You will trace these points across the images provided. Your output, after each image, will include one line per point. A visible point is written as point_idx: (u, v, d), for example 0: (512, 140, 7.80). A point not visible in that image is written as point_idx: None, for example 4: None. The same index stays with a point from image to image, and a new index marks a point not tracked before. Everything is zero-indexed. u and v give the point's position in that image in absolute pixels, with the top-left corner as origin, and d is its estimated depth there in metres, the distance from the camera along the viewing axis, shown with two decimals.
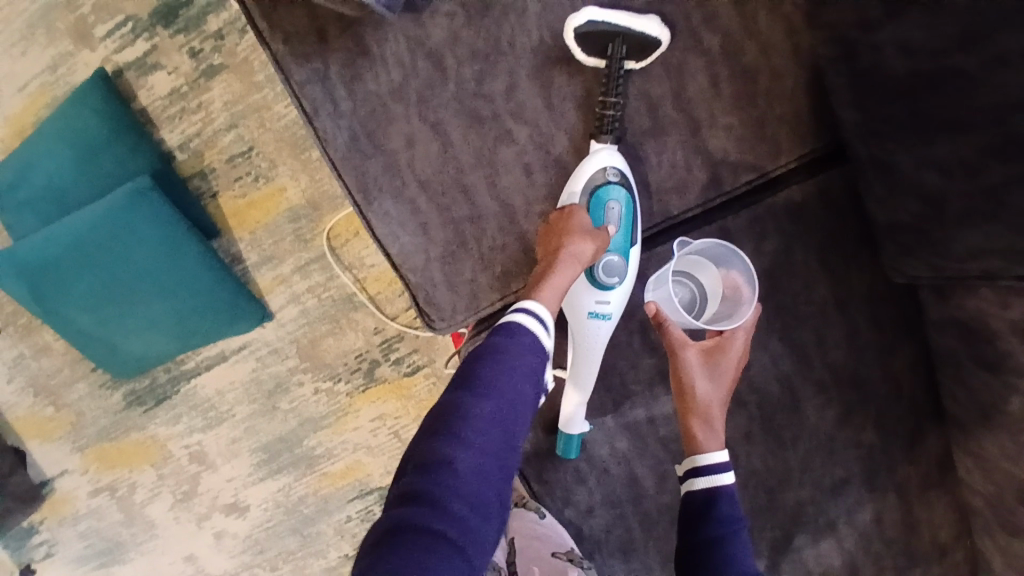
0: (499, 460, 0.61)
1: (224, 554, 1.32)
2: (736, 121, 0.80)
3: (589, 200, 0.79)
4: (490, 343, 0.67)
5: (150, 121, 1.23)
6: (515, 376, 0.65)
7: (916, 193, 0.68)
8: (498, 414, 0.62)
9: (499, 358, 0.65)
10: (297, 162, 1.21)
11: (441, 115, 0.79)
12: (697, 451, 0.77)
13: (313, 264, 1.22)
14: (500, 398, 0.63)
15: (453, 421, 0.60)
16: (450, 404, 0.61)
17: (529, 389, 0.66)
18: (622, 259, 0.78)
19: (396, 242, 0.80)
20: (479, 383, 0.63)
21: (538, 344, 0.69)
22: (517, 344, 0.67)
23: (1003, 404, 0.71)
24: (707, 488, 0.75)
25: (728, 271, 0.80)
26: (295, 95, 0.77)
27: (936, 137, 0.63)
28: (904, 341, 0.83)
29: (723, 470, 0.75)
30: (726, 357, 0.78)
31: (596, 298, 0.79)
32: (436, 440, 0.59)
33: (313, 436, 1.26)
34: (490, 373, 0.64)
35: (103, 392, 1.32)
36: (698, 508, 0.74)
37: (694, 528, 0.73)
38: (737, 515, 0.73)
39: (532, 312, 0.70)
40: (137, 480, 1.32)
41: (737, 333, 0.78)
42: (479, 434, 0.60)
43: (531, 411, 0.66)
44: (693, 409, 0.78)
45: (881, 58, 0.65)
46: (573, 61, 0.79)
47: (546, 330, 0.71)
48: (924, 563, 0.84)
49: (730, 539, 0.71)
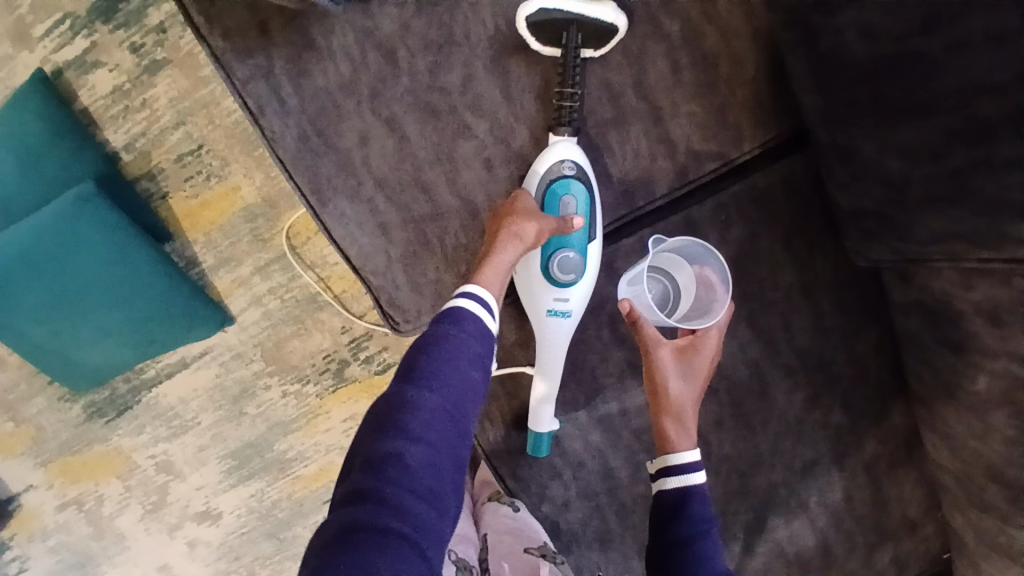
0: (449, 449, 0.59)
1: (198, 562, 1.28)
2: (699, 109, 0.79)
3: (546, 193, 0.77)
4: (434, 332, 0.64)
5: (92, 121, 1.16)
6: (462, 364, 0.62)
7: (880, 178, 0.69)
8: (445, 404, 0.60)
9: (445, 347, 0.62)
10: (250, 159, 1.15)
11: (395, 111, 0.76)
12: (671, 450, 0.76)
13: (273, 265, 1.18)
14: (446, 386, 0.61)
15: (399, 415, 0.58)
16: (395, 397, 0.59)
17: (477, 375, 0.63)
18: (580, 255, 0.77)
19: (355, 244, 0.77)
20: (424, 375, 0.60)
21: (483, 330, 0.67)
22: (461, 332, 0.64)
23: (970, 383, 0.73)
24: (679, 488, 0.74)
25: (703, 268, 0.79)
26: (239, 93, 0.73)
27: (898, 121, 0.64)
28: (868, 323, 0.84)
29: (695, 469, 0.75)
30: (698, 356, 0.77)
31: (554, 295, 0.78)
32: (383, 435, 0.57)
33: (283, 440, 1.23)
34: (436, 363, 0.61)
35: (61, 406, 1.26)
36: (670, 509, 0.73)
37: (667, 527, 0.72)
38: (710, 514, 0.72)
39: (475, 298, 0.68)
40: (104, 493, 1.27)
41: (709, 333, 0.77)
42: (427, 426, 0.58)
43: (479, 400, 0.64)
44: (667, 410, 0.76)
45: (843, 42, 0.65)
46: (531, 51, 0.77)
47: (489, 314, 0.68)
48: (889, 534, 0.87)
49: (702, 538, 0.70)
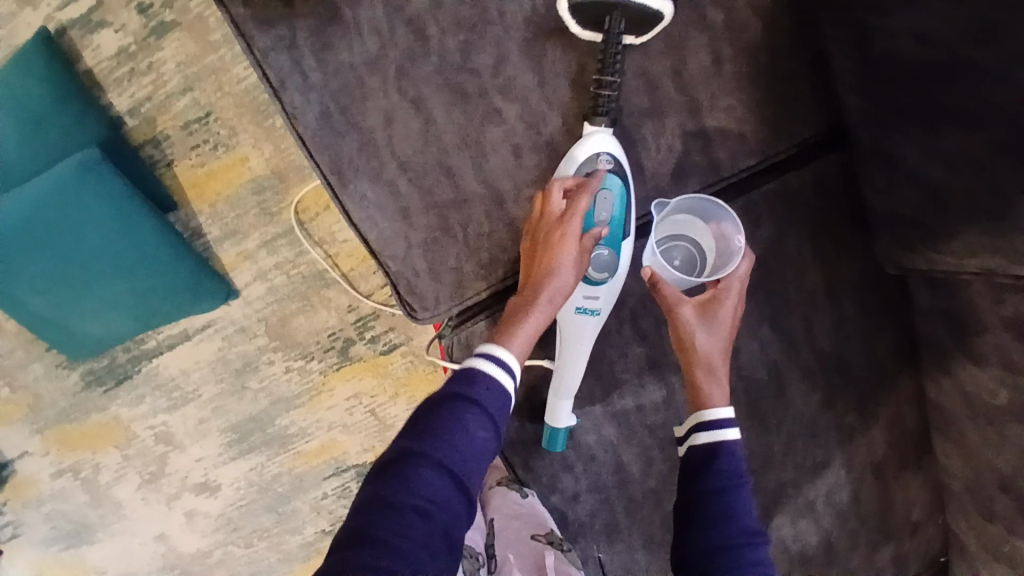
0: (449, 505, 0.57)
1: (196, 533, 1.26)
2: (736, 103, 0.77)
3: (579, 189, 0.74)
4: (447, 388, 0.63)
5: (95, 82, 1.12)
6: (468, 423, 0.60)
7: (920, 187, 0.67)
8: (450, 457, 0.58)
9: (454, 408, 0.61)
10: (259, 130, 1.12)
11: (423, 91, 0.73)
12: (704, 406, 0.71)
13: (280, 239, 1.15)
14: (452, 442, 0.59)
15: (401, 466, 0.57)
16: (399, 449, 0.59)
17: (487, 437, 0.61)
18: (613, 253, 0.75)
19: (375, 227, 0.74)
20: (429, 426, 0.59)
21: (499, 392, 0.65)
22: (474, 389, 0.63)
23: (990, 396, 0.72)
24: (709, 444, 0.69)
25: (720, 226, 0.77)
26: (259, 64, 0.70)
27: (945, 130, 0.62)
28: (889, 328, 0.83)
29: (728, 425, 0.69)
30: (720, 309, 0.72)
31: (584, 293, 0.76)
32: (382, 483, 0.56)
33: (285, 415, 1.21)
34: (444, 420, 0.60)
35: (59, 373, 1.23)
36: (697, 464, 0.68)
37: (692, 482, 0.67)
38: (742, 470, 0.67)
39: (496, 360, 0.66)
40: (101, 462, 1.25)
41: (733, 282, 0.72)
42: (428, 480, 0.56)
43: (487, 459, 0.62)
44: (697, 362, 0.72)
45: (894, 43, 0.63)
46: (568, 35, 0.74)
47: (509, 376, 0.66)
48: (894, 537, 0.87)
49: (731, 492, 0.65)
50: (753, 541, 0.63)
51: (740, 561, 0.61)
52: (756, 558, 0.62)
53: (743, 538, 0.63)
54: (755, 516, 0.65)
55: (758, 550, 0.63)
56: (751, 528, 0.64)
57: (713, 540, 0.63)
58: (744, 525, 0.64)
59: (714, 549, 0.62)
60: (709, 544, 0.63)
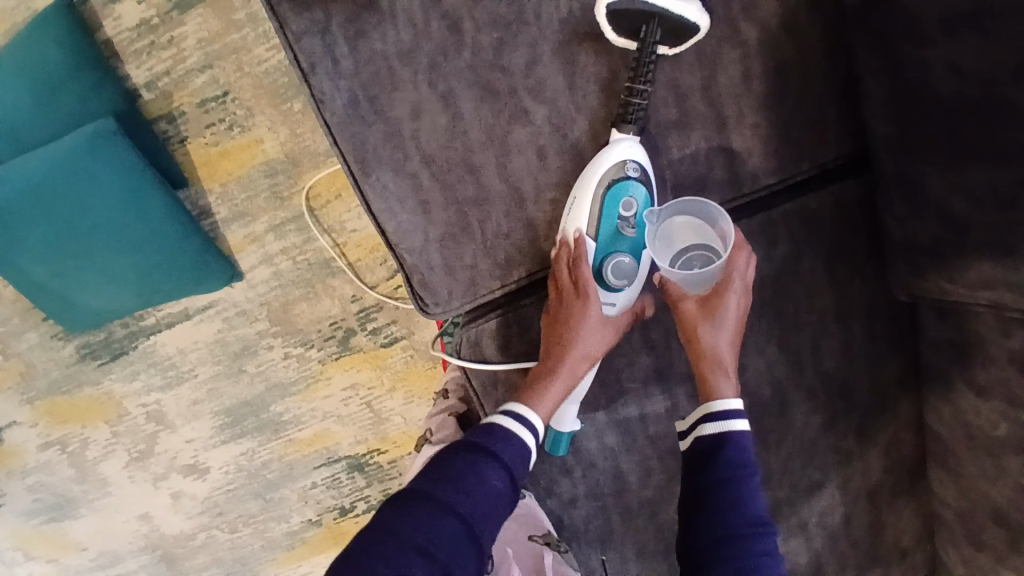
0: (458, 552, 0.58)
1: (181, 515, 1.25)
2: (763, 121, 0.78)
3: (606, 194, 0.74)
4: (466, 438, 0.67)
5: (114, 53, 1.11)
6: (483, 471, 0.63)
7: (940, 217, 0.68)
8: (462, 503, 0.60)
9: (470, 456, 0.64)
10: (276, 113, 1.11)
11: (453, 85, 0.73)
12: (713, 397, 0.70)
13: (289, 224, 1.14)
14: (465, 486, 0.61)
15: (414, 505, 0.59)
16: (414, 488, 0.61)
17: (501, 486, 0.63)
18: (633, 261, 0.76)
19: (393, 219, 0.75)
20: (444, 470, 0.62)
21: (517, 445, 0.67)
22: (491, 440, 0.66)
23: (991, 428, 0.73)
24: (715, 435, 0.68)
25: (723, 224, 0.75)
26: (291, 47, 0.70)
27: (970, 164, 0.63)
28: (895, 355, 0.84)
29: (736, 416, 0.68)
30: (723, 300, 0.71)
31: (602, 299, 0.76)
32: (394, 516, 0.59)
33: (280, 402, 1.19)
34: (460, 468, 0.62)
35: (54, 344, 1.22)
36: (703, 454, 0.68)
37: (697, 471, 0.67)
38: (749, 459, 0.66)
39: (517, 417, 0.70)
40: (90, 436, 1.23)
41: (734, 272, 0.71)
42: (437, 523, 0.58)
43: (501, 511, 0.63)
44: (705, 355, 0.71)
45: (928, 75, 0.64)
46: (602, 40, 0.75)
47: (529, 433, 0.69)
48: (883, 562, 0.87)
49: (737, 482, 0.64)
50: (760, 530, 0.62)
51: (747, 550, 0.61)
52: (764, 548, 0.62)
53: (750, 527, 0.62)
54: (764, 505, 0.64)
55: (767, 540, 0.62)
56: (759, 517, 0.63)
57: (719, 529, 0.62)
58: (752, 515, 0.63)
59: (721, 538, 0.62)
60: (715, 533, 0.62)
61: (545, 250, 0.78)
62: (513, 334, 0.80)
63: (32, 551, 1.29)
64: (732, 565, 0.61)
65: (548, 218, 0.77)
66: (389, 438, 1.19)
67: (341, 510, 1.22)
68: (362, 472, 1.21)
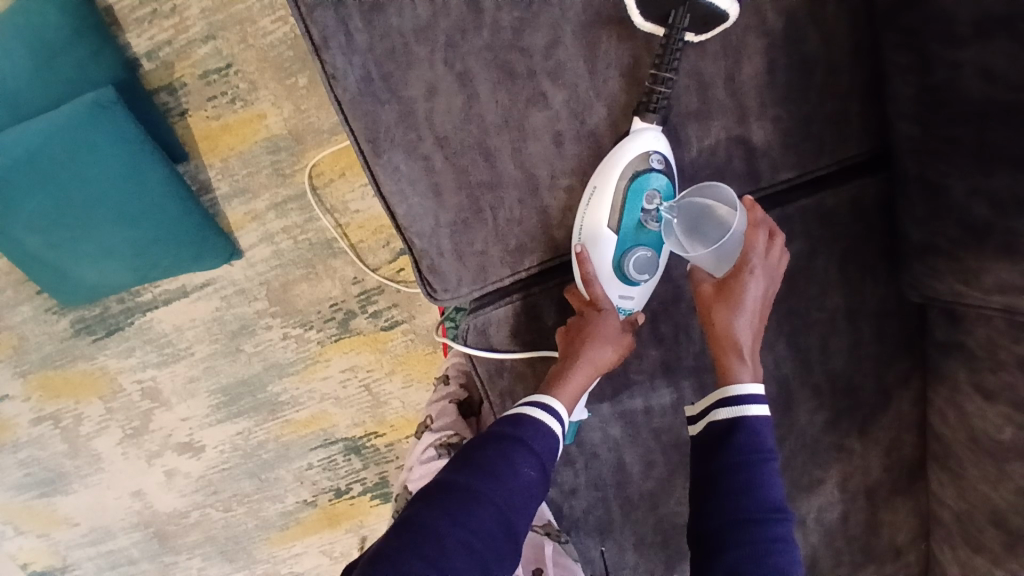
0: (493, 543, 0.56)
1: (174, 492, 1.24)
2: (783, 115, 0.77)
3: (629, 185, 0.73)
4: (492, 430, 0.64)
5: (115, 21, 1.08)
6: (515, 461, 0.61)
7: (962, 221, 0.67)
8: (495, 494, 0.58)
9: (501, 446, 0.61)
10: (281, 87, 1.08)
11: (470, 65, 0.71)
12: (730, 381, 0.68)
13: (290, 203, 1.11)
14: (496, 477, 0.59)
15: (448, 498, 0.56)
16: (443, 481, 0.58)
17: (534, 475, 0.61)
18: (654, 254, 0.75)
19: (404, 202, 0.73)
20: (473, 462, 0.60)
21: (547, 435, 0.65)
22: (520, 430, 0.64)
23: (997, 431, 0.72)
24: (728, 419, 0.66)
25: (714, 198, 0.73)
26: (303, 19, 0.67)
27: (996, 169, 0.62)
28: (903, 355, 0.83)
29: (754, 401, 0.67)
30: (741, 284, 0.70)
31: (620, 292, 0.75)
32: (426, 510, 0.55)
33: (277, 382, 1.18)
34: (491, 457, 0.60)
35: (48, 318, 1.19)
36: (716, 438, 0.66)
37: (710, 456, 0.65)
38: (766, 444, 0.64)
39: (543, 407, 0.67)
40: (83, 412, 1.21)
41: (751, 254, 0.70)
42: (474, 514, 0.56)
43: (533, 500, 0.61)
44: (723, 340, 0.70)
45: (959, 77, 0.63)
46: (627, 24, 0.73)
47: (556, 420, 0.67)
48: (877, 559, 0.88)
49: (752, 467, 0.62)
50: (774, 516, 0.60)
51: (758, 536, 0.59)
52: (777, 535, 0.60)
53: (763, 512, 0.60)
54: (780, 492, 0.63)
55: (782, 527, 0.60)
56: (773, 503, 0.61)
57: (730, 514, 0.61)
58: (766, 501, 0.61)
59: (732, 522, 0.60)
60: (726, 518, 0.61)
61: (558, 239, 0.77)
62: (523, 323, 0.79)
63: (22, 525, 1.28)
64: (742, 550, 0.59)
65: (562, 206, 0.76)
66: (386, 421, 1.18)
67: (337, 491, 1.21)
68: (358, 455, 1.20)
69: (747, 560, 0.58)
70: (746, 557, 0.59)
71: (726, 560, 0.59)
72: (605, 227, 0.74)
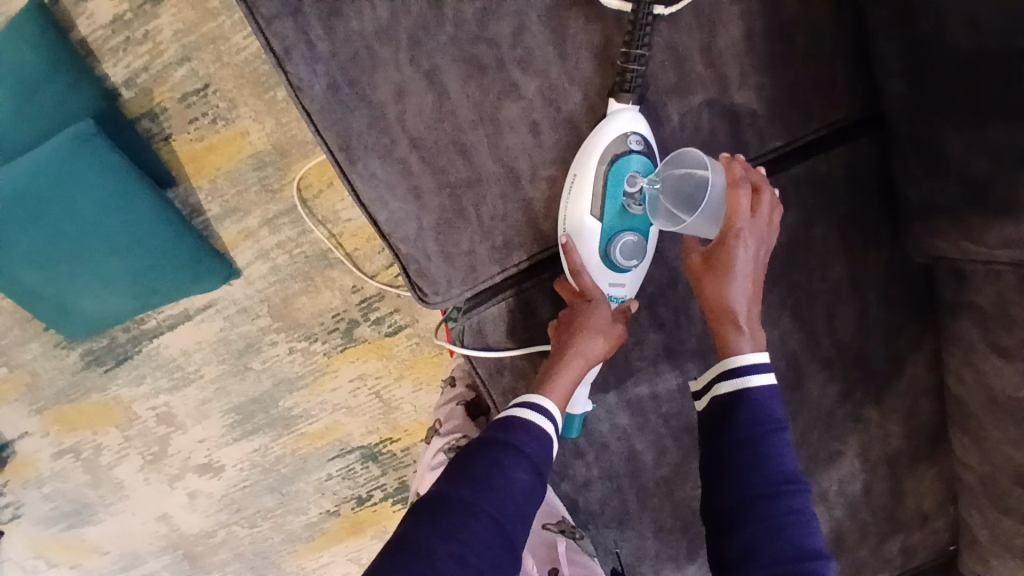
0: (490, 554, 0.55)
1: (199, 513, 1.25)
2: (766, 82, 0.74)
3: (609, 170, 0.72)
4: (484, 437, 0.63)
5: (90, 53, 1.08)
6: (507, 467, 0.60)
7: (961, 177, 0.64)
8: (487, 503, 0.57)
9: (493, 452, 0.60)
10: (260, 102, 1.07)
11: (437, 62, 0.70)
12: (730, 353, 0.66)
13: (282, 218, 1.11)
14: (489, 486, 0.58)
15: (439, 512, 0.55)
16: (437, 494, 0.57)
17: (527, 479, 0.60)
18: (642, 238, 0.73)
19: (385, 208, 0.72)
20: (465, 473, 0.59)
21: (539, 437, 0.64)
22: (511, 434, 0.63)
23: (1015, 390, 0.69)
24: (732, 393, 0.64)
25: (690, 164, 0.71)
26: (262, 32, 0.66)
27: (991, 121, 0.59)
28: (913, 317, 0.81)
29: (755, 372, 0.64)
30: (730, 252, 0.67)
31: (611, 281, 0.74)
32: (419, 526, 0.54)
33: (289, 397, 1.18)
34: (483, 465, 0.59)
35: (58, 352, 1.21)
36: (720, 414, 0.64)
37: (716, 432, 0.63)
38: (773, 415, 0.62)
39: (536, 408, 0.66)
40: (102, 442, 1.23)
41: (736, 219, 0.67)
42: (467, 526, 0.55)
43: (529, 505, 0.60)
44: (717, 312, 0.68)
45: (945, 28, 0.60)
46: (595, 5, 0.71)
47: (548, 421, 0.66)
48: (904, 528, 0.86)
49: (760, 441, 0.60)
50: (787, 488, 0.59)
51: (772, 510, 0.58)
52: (793, 507, 0.58)
53: (774, 486, 0.59)
54: (791, 463, 0.61)
55: (797, 499, 0.59)
56: (786, 475, 0.59)
57: (742, 491, 0.59)
58: (778, 473, 0.59)
59: (745, 499, 0.59)
60: (737, 495, 0.59)
61: (545, 231, 0.75)
62: (518, 321, 0.78)
63: (54, 558, 1.30)
64: (757, 526, 0.57)
65: (546, 197, 0.75)
66: (399, 426, 1.18)
67: (358, 500, 1.22)
68: (376, 461, 1.20)
69: (762, 537, 0.57)
70: (762, 533, 0.57)
71: (742, 539, 0.58)
72: (589, 215, 0.72)
